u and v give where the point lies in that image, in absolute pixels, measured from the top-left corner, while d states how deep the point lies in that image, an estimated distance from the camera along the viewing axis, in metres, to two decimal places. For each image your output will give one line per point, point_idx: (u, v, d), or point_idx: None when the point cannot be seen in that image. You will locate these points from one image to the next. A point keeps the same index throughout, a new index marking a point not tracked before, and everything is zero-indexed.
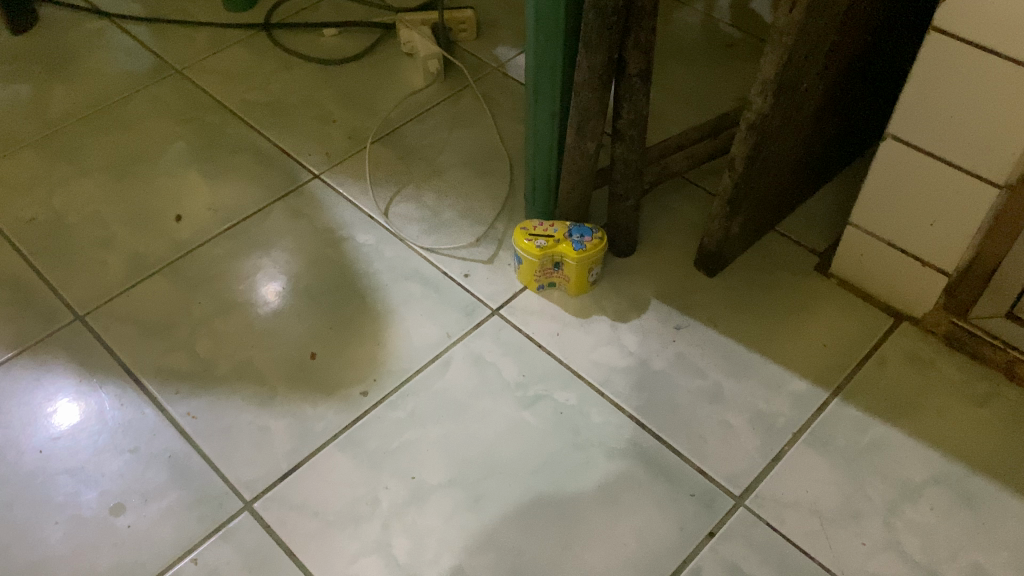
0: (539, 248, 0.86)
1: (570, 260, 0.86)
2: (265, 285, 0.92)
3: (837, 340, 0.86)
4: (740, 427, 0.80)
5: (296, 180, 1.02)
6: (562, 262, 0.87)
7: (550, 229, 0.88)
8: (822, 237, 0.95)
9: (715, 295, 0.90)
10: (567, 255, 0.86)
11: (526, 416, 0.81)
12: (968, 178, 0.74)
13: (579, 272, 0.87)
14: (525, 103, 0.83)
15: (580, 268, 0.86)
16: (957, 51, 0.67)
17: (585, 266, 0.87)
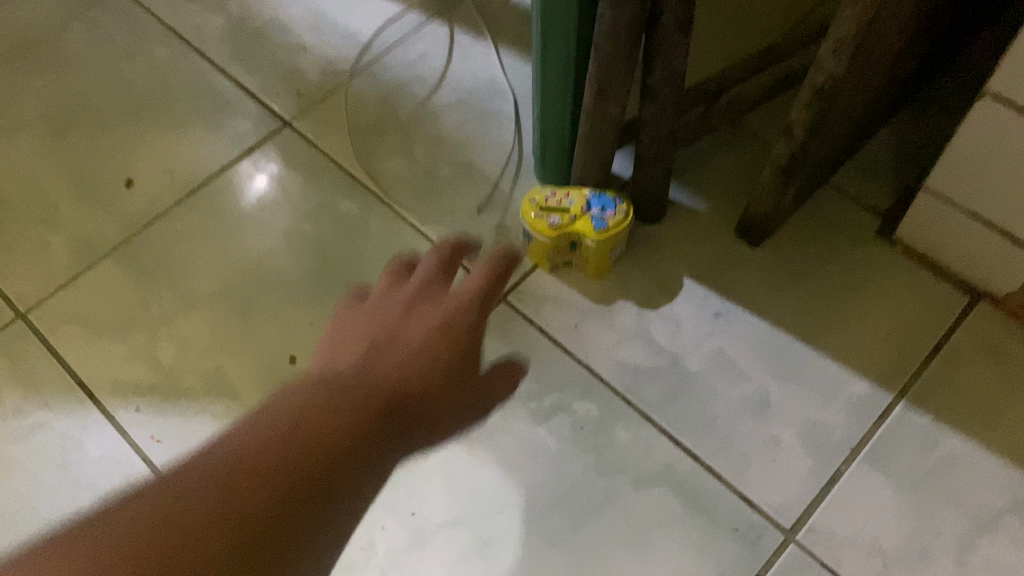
0: (554, 227, 0.72)
1: (592, 241, 0.73)
2: (254, 234, 0.81)
3: (903, 327, 0.74)
4: (789, 443, 0.69)
5: (263, 130, 0.87)
6: (581, 241, 0.73)
7: (564, 201, 0.73)
8: (885, 192, 0.80)
9: (759, 271, 0.77)
10: (588, 235, 0.72)
11: (541, 434, 0.70)
12: None
13: (601, 254, 0.74)
14: (534, 55, 0.67)
15: (603, 249, 0.73)
16: None
17: (607, 245, 0.74)
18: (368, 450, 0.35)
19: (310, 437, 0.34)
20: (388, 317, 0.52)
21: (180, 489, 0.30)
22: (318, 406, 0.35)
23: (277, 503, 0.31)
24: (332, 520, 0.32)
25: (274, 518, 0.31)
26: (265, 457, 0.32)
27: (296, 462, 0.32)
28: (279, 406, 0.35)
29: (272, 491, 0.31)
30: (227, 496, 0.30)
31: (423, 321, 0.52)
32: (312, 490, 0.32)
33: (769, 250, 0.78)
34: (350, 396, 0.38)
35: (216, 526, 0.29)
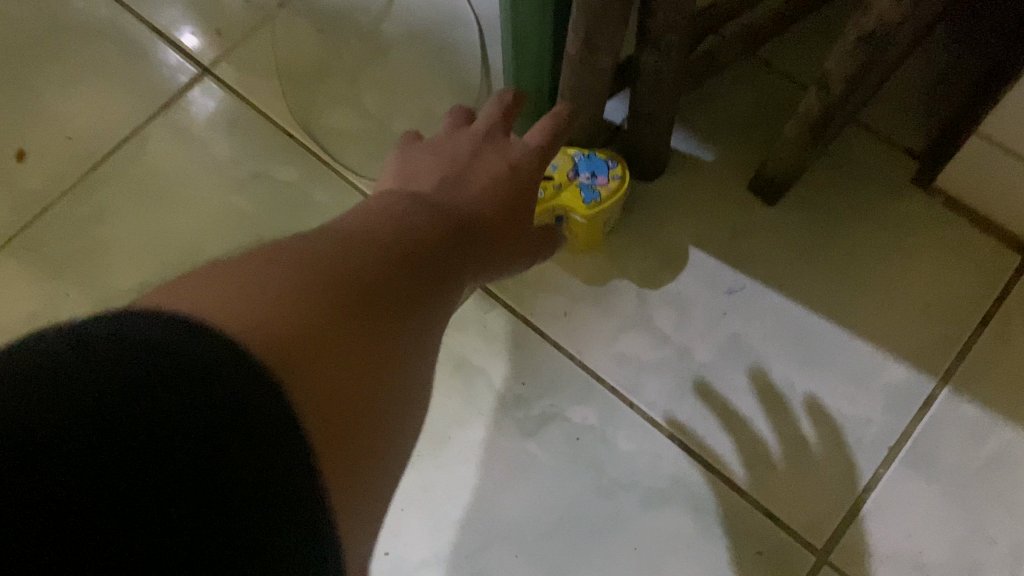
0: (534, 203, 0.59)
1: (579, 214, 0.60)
2: (178, 212, 0.68)
3: (946, 296, 0.63)
4: (818, 445, 0.60)
5: (178, 79, 0.72)
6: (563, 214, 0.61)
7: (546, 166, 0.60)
8: (923, 127, 0.68)
9: (777, 235, 0.65)
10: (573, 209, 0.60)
11: (531, 449, 0.60)
12: None
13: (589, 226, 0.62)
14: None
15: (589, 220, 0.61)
16: None
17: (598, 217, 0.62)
18: (458, 266, 0.33)
19: (402, 224, 0.30)
20: (454, 150, 0.45)
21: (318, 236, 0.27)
22: (414, 202, 0.33)
23: (404, 274, 0.28)
24: (437, 329, 0.29)
25: (410, 293, 0.28)
26: (392, 225, 0.29)
27: (414, 236, 0.30)
28: (376, 199, 0.32)
29: (403, 259, 0.28)
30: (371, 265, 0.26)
31: (495, 160, 0.45)
32: (429, 288, 0.29)
33: (787, 208, 0.66)
34: (437, 201, 0.36)
35: (348, 274, 0.25)
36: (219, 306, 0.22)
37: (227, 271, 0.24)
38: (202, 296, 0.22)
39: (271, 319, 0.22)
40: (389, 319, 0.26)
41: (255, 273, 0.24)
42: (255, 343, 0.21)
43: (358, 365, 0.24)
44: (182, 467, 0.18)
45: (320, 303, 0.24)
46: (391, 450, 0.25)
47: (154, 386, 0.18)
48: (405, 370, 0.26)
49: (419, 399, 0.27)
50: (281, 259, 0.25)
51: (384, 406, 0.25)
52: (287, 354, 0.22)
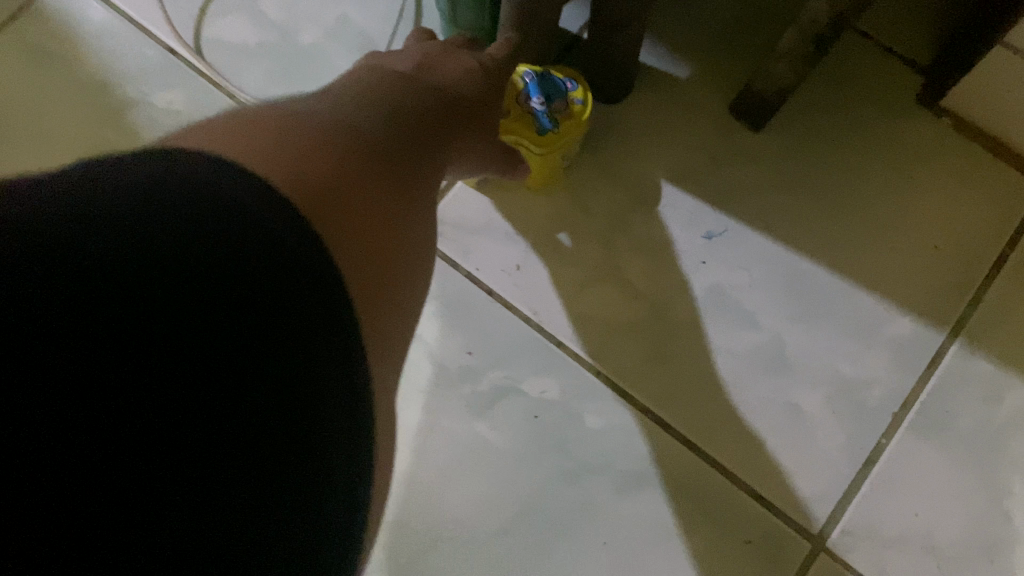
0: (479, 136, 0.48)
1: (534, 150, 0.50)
2: (30, 151, 0.54)
3: (954, 235, 0.55)
4: (816, 413, 0.51)
5: None
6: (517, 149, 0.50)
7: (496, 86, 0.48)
8: (926, 36, 0.58)
9: (764, 164, 0.56)
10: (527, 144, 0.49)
11: (481, 430, 0.51)
12: None
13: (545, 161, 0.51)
14: None
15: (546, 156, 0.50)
16: None
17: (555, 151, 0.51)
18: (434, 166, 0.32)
19: (386, 102, 0.32)
20: (426, 50, 0.41)
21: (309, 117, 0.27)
22: (389, 97, 0.32)
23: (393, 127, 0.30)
24: (426, 208, 0.30)
25: (396, 176, 0.29)
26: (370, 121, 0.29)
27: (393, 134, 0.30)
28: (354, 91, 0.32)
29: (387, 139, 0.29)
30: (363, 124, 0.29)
31: (468, 58, 0.41)
32: (410, 180, 0.29)
33: (774, 133, 0.56)
34: (417, 91, 0.35)
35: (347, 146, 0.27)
36: (256, 146, 0.24)
37: (237, 129, 0.25)
38: (224, 144, 0.24)
39: (282, 172, 0.24)
40: (383, 194, 0.27)
41: (260, 126, 0.26)
42: (276, 189, 0.23)
43: (373, 208, 0.26)
44: (177, 348, 0.19)
45: (320, 172, 0.25)
46: (408, 286, 0.27)
47: (160, 246, 0.19)
48: (401, 240, 0.27)
49: (423, 252, 0.29)
50: (278, 135, 0.25)
51: (390, 263, 0.26)
52: (317, 203, 0.24)
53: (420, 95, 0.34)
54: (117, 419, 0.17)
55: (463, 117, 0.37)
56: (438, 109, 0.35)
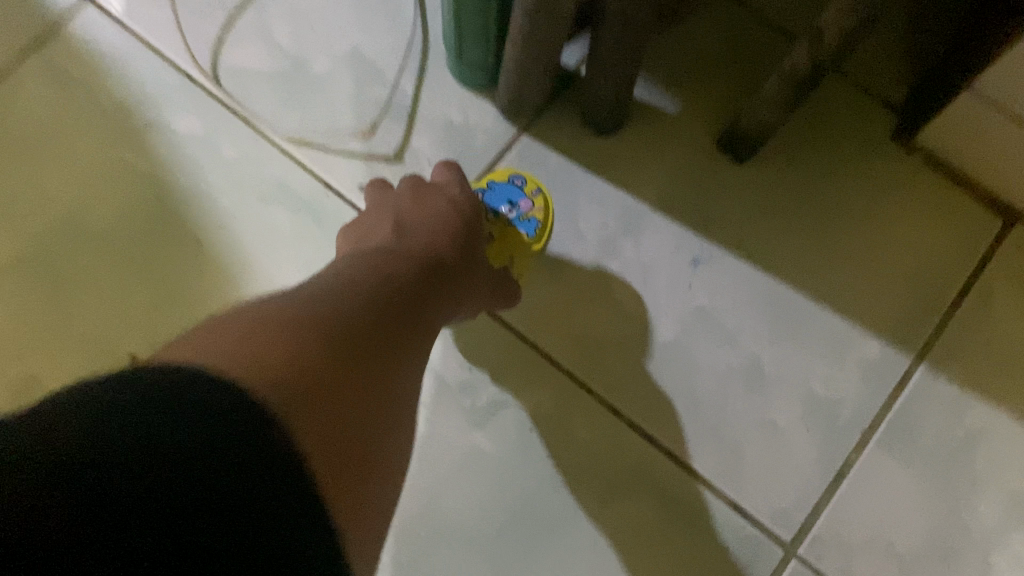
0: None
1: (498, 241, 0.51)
2: (58, 175, 0.58)
3: (921, 264, 0.59)
4: (789, 428, 0.55)
5: (50, 11, 0.61)
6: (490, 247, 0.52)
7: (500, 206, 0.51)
8: (902, 75, 0.62)
9: (747, 194, 0.60)
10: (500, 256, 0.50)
11: (479, 441, 0.55)
12: None
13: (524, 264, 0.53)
14: None
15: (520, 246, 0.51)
16: None
17: None
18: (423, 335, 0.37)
19: (378, 279, 0.36)
20: (401, 210, 0.47)
21: (315, 303, 0.32)
22: (385, 272, 0.37)
23: (377, 308, 0.33)
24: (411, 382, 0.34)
25: (387, 349, 0.33)
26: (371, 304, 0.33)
27: (391, 310, 0.34)
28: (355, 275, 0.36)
29: (381, 315, 0.33)
30: (356, 303, 0.33)
31: (430, 206, 0.47)
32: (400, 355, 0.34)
33: (757, 165, 0.60)
34: (408, 259, 0.40)
35: (350, 333, 0.31)
36: (261, 340, 0.28)
37: (246, 322, 0.29)
38: (231, 340, 0.28)
39: (269, 380, 0.26)
40: (372, 370, 0.31)
41: (266, 315, 0.30)
42: (276, 390, 0.26)
43: (363, 389, 0.30)
44: (224, 490, 0.22)
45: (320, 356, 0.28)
46: (390, 483, 0.30)
47: (198, 438, 0.23)
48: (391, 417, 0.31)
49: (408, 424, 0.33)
50: (252, 340, 0.28)
51: (378, 435, 0.30)
52: (295, 412, 0.26)
53: (412, 263, 0.40)
54: (200, 512, 0.22)
55: (447, 276, 0.42)
56: (428, 275, 0.40)
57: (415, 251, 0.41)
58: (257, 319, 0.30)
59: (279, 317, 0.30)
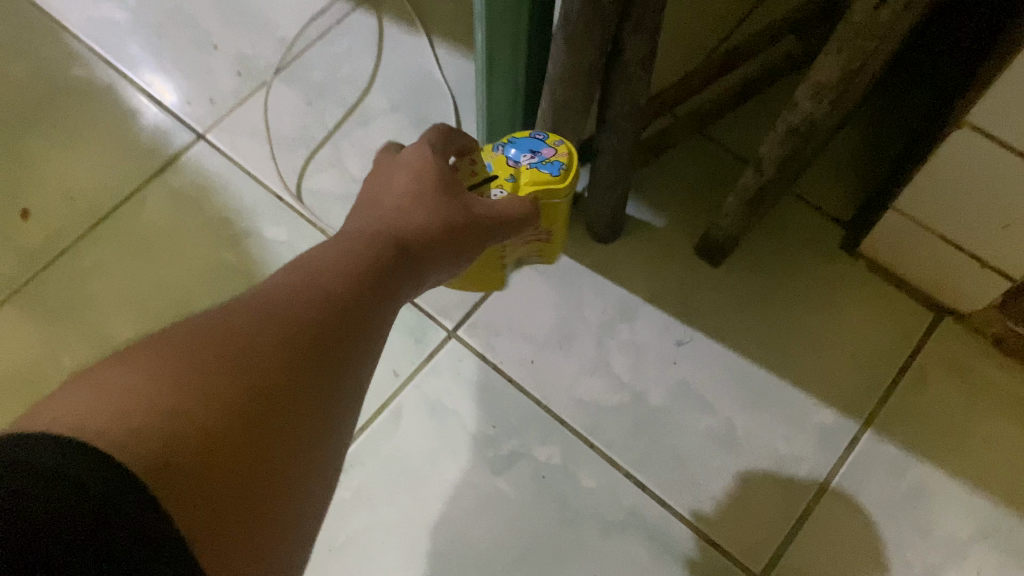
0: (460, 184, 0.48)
1: (543, 172, 0.50)
2: (173, 269, 0.73)
3: (868, 348, 0.72)
4: (759, 480, 0.67)
5: (174, 145, 0.78)
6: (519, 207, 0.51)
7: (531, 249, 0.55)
8: (849, 198, 0.77)
9: (721, 290, 0.73)
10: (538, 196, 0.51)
11: (500, 485, 0.66)
12: None
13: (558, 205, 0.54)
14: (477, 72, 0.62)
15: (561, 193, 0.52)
16: None
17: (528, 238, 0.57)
18: (384, 312, 0.38)
19: (326, 282, 0.36)
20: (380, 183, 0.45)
21: (224, 347, 0.32)
22: (339, 262, 0.37)
23: (305, 353, 0.33)
24: (361, 364, 0.36)
25: (305, 381, 0.33)
26: (285, 344, 0.33)
27: (317, 341, 0.34)
28: (302, 267, 0.37)
29: (296, 363, 0.33)
30: (271, 337, 0.33)
31: (402, 175, 0.45)
32: (338, 359, 0.34)
33: (729, 268, 0.74)
34: (374, 247, 0.39)
35: (243, 394, 0.30)
36: (154, 394, 0.29)
37: (158, 361, 0.30)
38: (123, 393, 0.28)
39: (137, 446, 0.27)
40: (286, 400, 0.32)
41: (167, 369, 0.30)
42: (141, 460, 0.26)
43: (268, 435, 0.31)
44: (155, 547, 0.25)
45: (208, 416, 0.29)
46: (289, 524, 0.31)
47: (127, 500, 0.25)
48: (318, 417, 0.33)
49: (343, 415, 0.35)
50: (132, 391, 0.28)
51: (297, 448, 0.32)
52: (160, 476, 0.27)
53: (378, 245, 0.39)
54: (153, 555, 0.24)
55: (425, 252, 0.41)
56: (396, 252, 0.40)
57: (390, 225, 0.41)
58: (175, 345, 0.31)
59: (183, 358, 0.31)
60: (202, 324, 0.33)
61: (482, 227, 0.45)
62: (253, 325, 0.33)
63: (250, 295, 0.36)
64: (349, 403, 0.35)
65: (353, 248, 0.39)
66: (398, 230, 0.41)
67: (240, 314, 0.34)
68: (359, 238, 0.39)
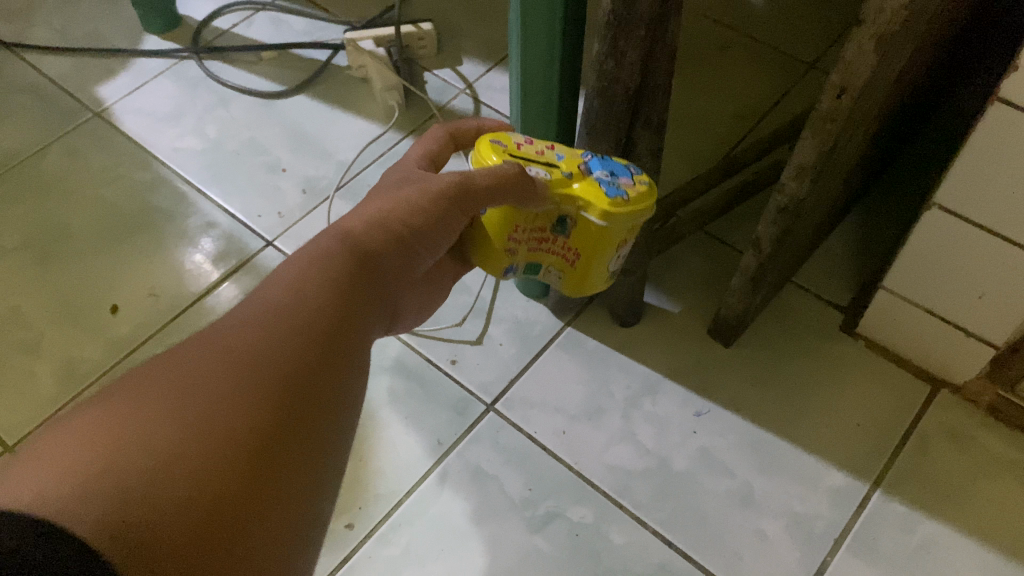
0: (518, 151, 0.51)
1: (599, 196, 0.49)
2: None
3: (872, 417, 0.78)
4: (778, 537, 0.72)
5: (246, 251, 0.89)
6: (553, 214, 0.51)
7: (539, 254, 0.55)
8: (844, 287, 0.86)
9: (733, 368, 0.81)
10: (576, 205, 0.50)
11: (537, 542, 0.72)
12: (1012, 249, 0.62)
13: (592, 237, 0.51)
14: None
15: (600, 222, 0.50)
16: (1010, 130, 0.54)
17: (552, 252, 0.55)
18: (349, 327, 0.41)
19: (286, 309, 0.39)
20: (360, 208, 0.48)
21: (185, 386, 0.35)
22: (292, 296, 0.40)
23: (258, 392, 0.36)
24: (334, 377, 0.39)
25: (270, 404, 0.36)
26: (245, 375, 0.36)
27: (276, 366, 0.37)
28: (263, 298, 0.40)
29: (249, 402, 0.35)
30: (221, 381, 0.35)
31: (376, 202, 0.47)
32: (301, 380, 0.37)
33: (738, 348, 0.83)
34: (335, 265, 0.42)
35: (211, 422, 0.34)
36: (124, 432, 0.32)
37: (124, 417, 0.32)
38: (84, 443, 0.31)
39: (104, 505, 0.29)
40: (256, 425, 0.35)
41: (132, 412, 0.33)
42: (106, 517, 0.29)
43: (241, 457, 0.33)
44: None
45: (177, 446, 0.32)
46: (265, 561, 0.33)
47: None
48: (293, 437, 0.36)
49: (324, 429, 0.38)
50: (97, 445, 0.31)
51: (266, 486, 0.34)
52: (131, 533, 0.29)
53: (338, 261, 0.43)
54: None
55: (386, 257, 0.45)
56: (355, 269, 0.43)
57: (348, 247, 0.44)
58: (125, 400, 0.33)
59: (143, 400, 0.34)
60: (168, 362, 0.36)
61: (458, 203, 0.47)
62: (212, 362, 0.36)
63: (212, 330, 0.39)
64: (330, 417, 0.39)
65: (311, 269, 0.42)
66: (356, 243, 0.44)
67: (199, 352, 0.37)
68: (319, 256, 0.43)
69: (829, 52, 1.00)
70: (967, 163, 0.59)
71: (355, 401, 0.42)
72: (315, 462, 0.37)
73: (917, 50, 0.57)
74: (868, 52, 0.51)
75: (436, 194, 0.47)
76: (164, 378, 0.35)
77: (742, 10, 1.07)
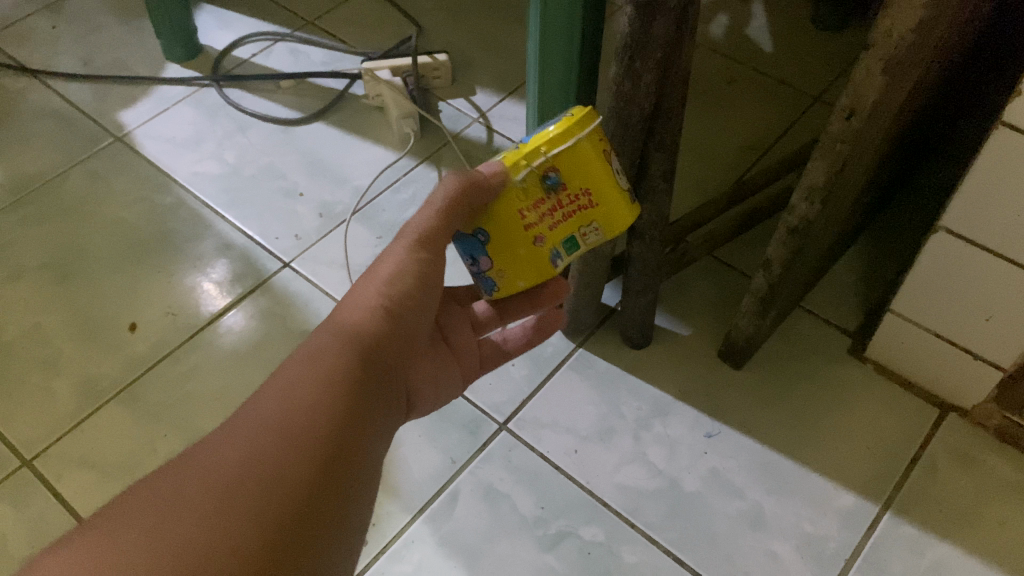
0: None
1: (551, 129, 0.48)
2: (257, 369, 0.83)
3: (880, 440, 0.79)
4: (789, 557, 0.72)
5: (262, 272, 0.91)
6: (539, 181, 0.48)
7: (564, 219, 0.49)
8: (852, 312, 0.87)
9: (742, 391, 0.82)
10: (546, 153, 0.47)
11: (549, 560, 0.72)
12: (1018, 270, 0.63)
13: (590, 162, 0.48)
14: None
15: (581, 140, 0.48)
16: (1016, 149, 0.56)
17: (580, 208, 0.49)
18: (350, 429, 0.42)
19: (276, 423, 0.41)
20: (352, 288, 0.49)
21: (171, 516, 0.36)
22: (283, 401, 0.42)
23: (246, 509, 0.37)
24: (334, 488, 0.40)
25: (259, 523, 0.37)
26: (232, 500, 0.37)
27: (269, 485, 0.38)
28: (257, 409, 0.42)
29: (237, 517, 0.37)
30: (212, 501, 0.37)
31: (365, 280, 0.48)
32: (296, 497, 0.39)
33: (746, 372, 0.84)
34: (330, 365, 0.44)
35: (189, 553, 0.35)
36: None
37: (117, 541, 0.35)
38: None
39: None
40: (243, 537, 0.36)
41: (122, 542, 0.35)
42: None
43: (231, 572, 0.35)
44: None
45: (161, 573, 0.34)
46: None
47: None
48: (289, 553, 0.37)
49: (320, 527, 0.39)
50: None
51: None
52: None
53: (335, 358, 0.44)
54: None
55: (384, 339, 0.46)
56: (351, 362, 0.44)
57: (342, 335, 0.45)
58: (123, 521, 0.36)
59: (138, 522, 0.36)
60: (164, 484, 0.38)
61: (433, 245, 0.47)
62: (200, 488, 0.38)
63: (208, 444, 0.40)
64: (328, 524, 0.40)
65: (301, 372, 0.43)
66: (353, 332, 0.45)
67: (192, 474, 0.38)
68: (313, 356, 0.44)
69: (833, 86, 1.03)
70: (975, 185, 0.60)
71: (362, 502, 0.43)
72: (317, 574, 0.38)
73: (922, 75, 0.59)
74: (877, 75, 0.52)
75: (415, 251, 0.47)
76: (159, 498, 0.37)
77: (750, 44, 1.10)
